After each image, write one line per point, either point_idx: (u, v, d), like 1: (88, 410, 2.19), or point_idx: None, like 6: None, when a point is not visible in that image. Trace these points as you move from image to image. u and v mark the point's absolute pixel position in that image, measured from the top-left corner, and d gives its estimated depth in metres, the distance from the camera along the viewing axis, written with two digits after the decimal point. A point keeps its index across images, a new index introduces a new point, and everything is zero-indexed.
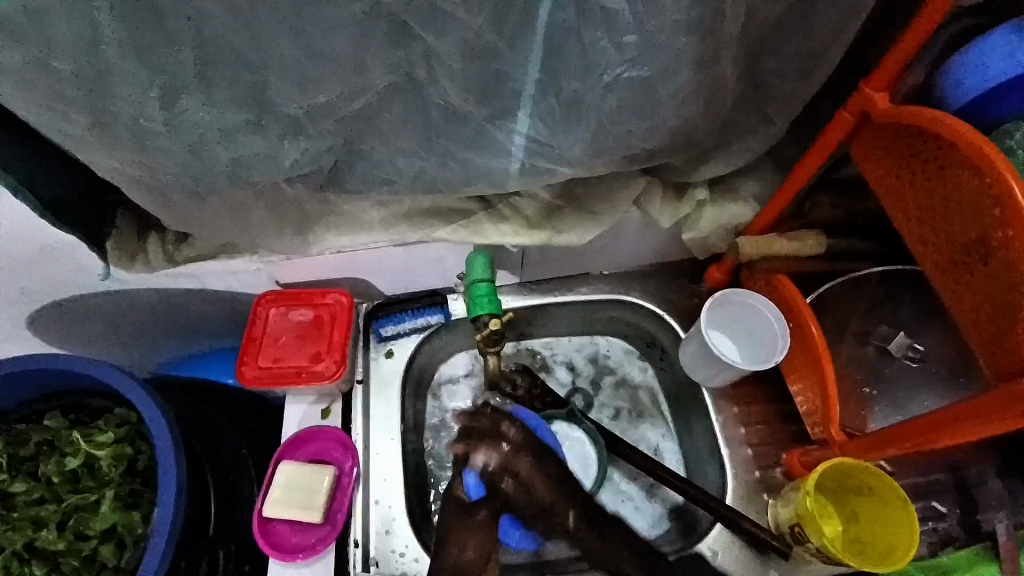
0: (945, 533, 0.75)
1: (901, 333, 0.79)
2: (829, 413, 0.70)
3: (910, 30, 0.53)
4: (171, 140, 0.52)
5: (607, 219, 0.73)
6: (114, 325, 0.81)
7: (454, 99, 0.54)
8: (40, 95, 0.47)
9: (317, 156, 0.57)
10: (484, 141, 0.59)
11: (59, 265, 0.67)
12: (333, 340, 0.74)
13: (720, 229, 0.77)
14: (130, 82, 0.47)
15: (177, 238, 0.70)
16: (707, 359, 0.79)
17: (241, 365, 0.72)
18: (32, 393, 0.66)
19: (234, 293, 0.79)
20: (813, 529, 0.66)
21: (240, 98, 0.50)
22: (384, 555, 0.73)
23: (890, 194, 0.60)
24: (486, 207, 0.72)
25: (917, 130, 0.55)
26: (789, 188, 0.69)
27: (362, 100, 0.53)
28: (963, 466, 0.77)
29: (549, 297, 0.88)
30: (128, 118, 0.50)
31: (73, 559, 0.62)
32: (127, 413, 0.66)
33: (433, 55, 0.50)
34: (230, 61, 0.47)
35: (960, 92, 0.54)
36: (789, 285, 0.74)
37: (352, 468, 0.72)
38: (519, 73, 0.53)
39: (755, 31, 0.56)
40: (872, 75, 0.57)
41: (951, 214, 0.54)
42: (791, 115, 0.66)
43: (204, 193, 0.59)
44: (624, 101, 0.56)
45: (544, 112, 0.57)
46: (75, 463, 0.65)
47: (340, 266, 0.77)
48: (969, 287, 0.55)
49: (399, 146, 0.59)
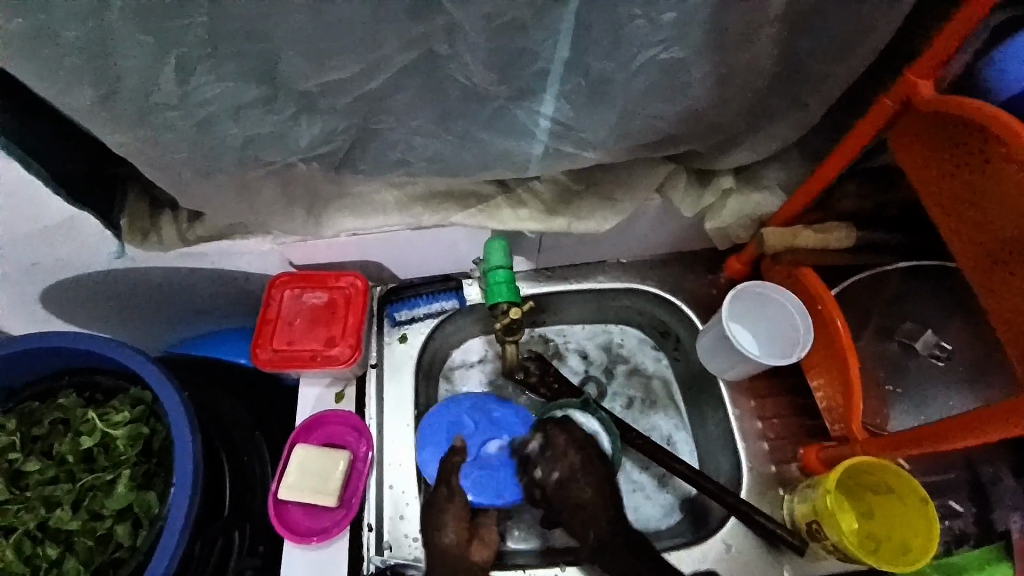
0: (960, 531, 0.73)
1: (927, 331, 0.78)
2: (851, 409, 0.69)
3: (957, 18, 0.50)
4: (184, 116, 0.51)
5: (629, 206, 0.72)
6: (124, 303, 0.80)
7: (478, 77, 0.52)
8: (47, 66, 0.46)
9: (333, 135, 0.56)
10: (505, 122, 0.57)
11: (69, 242, 0.66)
12: (347, 324, 0.73)
13: (744, 220, 0.75)
14: (146, 55, 0.46)
15: (190, 216, 0.68)
16: (725, 351, 0.77)
17: (255, 348, 0.71)
18: (51, 368, 0.67)
19: (247, 274, 0.78)
20: (831, 526, 0.66)
21: (260, 73, 0.49)
22: (397, 540, 0.72)
23: (928, 188, 0.58)
24: (505, 191, 0.70)
25: (963, 121, 0.52)
26: (818, 180, 0.67)
27: (382, 78, 0.51)
28: (981, 464, 0.76)
29: (564, 284, 0.87)
30: (143, 93, 0.48)
31: (87, 539, 0.62)
32: (142, 392, 0.66)
33: (457, 29, 0.48)
34: (245, 31, 0.45)
35: (1006, 83, 0.52)
36: (812, 277, 0.72)
37: (367, 453, 0.72)
38: (547, 52, 0.51)
39: (794, 12, 0.53)
40: (917, 62, 0.55)
41: (994, 212, 0.52)
42: (825, 101, 0.63)
43: (215, 171, 0.57)
44: (656, 82, 0.54)
45: (571, 94, 0.55)
46: (89, 443, 0.65)
47: (354, 249, 0.75)
48: (1007, 287, 0.53)
49: (417, 125, 0.57)
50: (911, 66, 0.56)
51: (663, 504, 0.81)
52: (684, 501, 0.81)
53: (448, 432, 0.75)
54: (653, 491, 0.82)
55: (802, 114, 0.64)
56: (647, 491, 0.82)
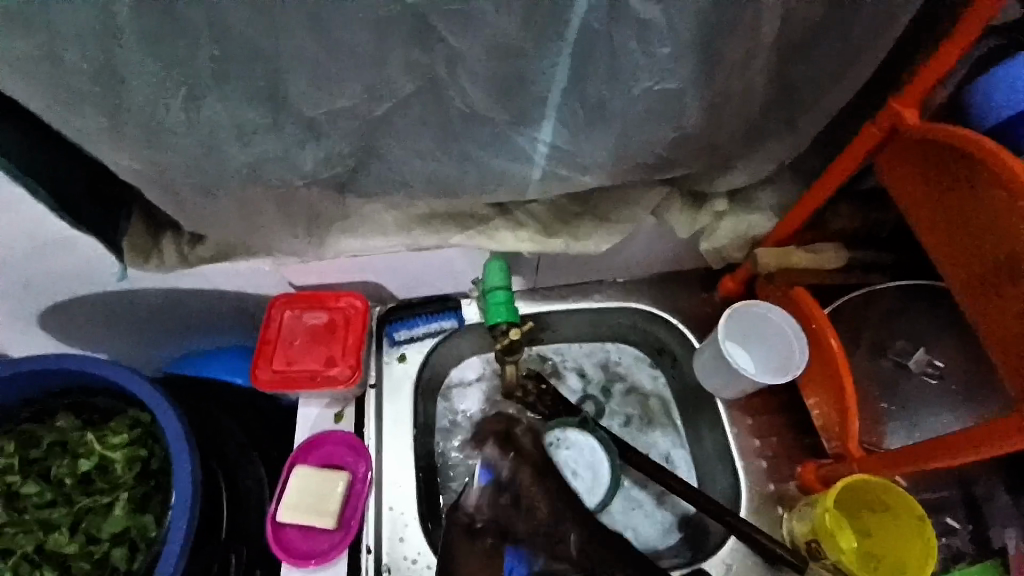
0: (957, 548, 0.73)
1: (920, 351, 0.79)
2: (846, 428, 0.70)
3: (941, 52, 0.52)
4: (189, 138, 0.52)
5: (626, 227, 0.73)
6: (122, 322, 0.80)
7: (478, 103, 0.54)
8: (57, 89, 0.47)
9: (335, 158, 0.57)
10: (504, 145, 0.58)
11: (70, 260, 0.66)
12: (346, 344, 0.73)
13: (738, 240, 0.77)
14: (154, 80, 0.47)
15: (192, 239, 0.69)
16: (721, 369, 0.78)
17: (255, 368, 0.71)
18: (41, 391, 0.66)
19: (247, 293, 0.78)
20: (830, 546, 0.66)
21: (267, 98, 0.50)
22: (396, 561, 0.72)
23: (917, 211, 0.60)
24: (503, 213, 0.71)
25: (950, 146, 0.53)
26: (810, 202, 0.68)
27: (385, 103, 0.52)
28: (976, 480, 0.76)
29: (561, 303, 0.88)
30: (150, 115, 0.49)
31: (84, 562, 0.62)
32: (139, 414, 0.66)
33: (458, 58, 0.49)
34: (251, 57, 0.47)
35: (990, 110, 0.54)
36: (806, 297, 0.72)
37: (366, 473, 0.72)
38: (546, 79, 0.52)
39: (783, 40, 0.55)
40: (903, 91, 0.57)
41: (984, 235, 0.53)
42: (815, 124, 0.65)
43: (217, 191, 0.58)
44: (651, 109, 0.56)
45: (568, 118, 0.56)
46: (88, 465, 0.65)
47: (354, 269, 0.76)
48: (997, 307, 0.54)
49: (416, 148, 0.58)
50: (896, 94, 0.58)
51: (661, 522, 0.81)
52: (682, 519, 0.81)
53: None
54: (651, 509, 0.82)
55: (794, 139, 0.66)
56: (646, 508, 0.82)
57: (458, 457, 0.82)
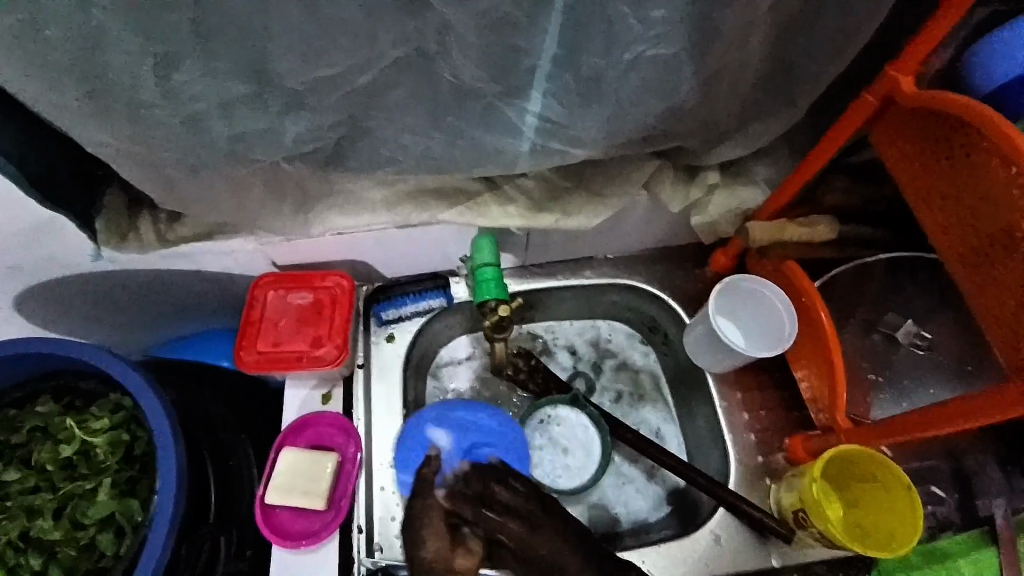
0: (944, 519, 0.75)
1: (909, 322, 0.79)
2: (835, 400, 0.70)
3: (940, 17, 0.51)
4: (165, 113, 0.49)
5: (618, 202, 0.71)
6: (103, 305, 0.78)
7: (467, 74, 0.51)
8: (21, 61, 0.44)
9: (320, 133, 0.55)
10: (494, 119, 0.57)
11: (46, 244, 0.64)
12: (333, 324, 0.71)
13: (731, 215, 0.75)
14: (125, 51, 0.44)
15: (170, 217, 0.67)
16: (713, 344, 0.78)
17: (241, 350, 0.70)
18: (20, 374, 0.65)
19: (232, 274, 0.76)
20: (817, 515, 0.67)
21: (246, 69, 0.47)
22: (388, 540, 0.72)
23: (912, 182, 0.59)
24: (492, 188, 0.69)
25: (947, 115, 0.52)
26: (801, 175, 0.67)
27: (370, 74, 0.50)
28: (962, 452, 0.77)
29: (552, 280, 0.87)
30: (124, 89, 0.47)
31: (70, 548, 0.61)
32: (122, 398, 0.64)
33: (447, 27, 0.47)
34: (228, 27, 0.44)
35: (987, 78, 0.53)
36: (801, 273, 0.72)
37: (355, 454, 0.71)
38: (538, 50, 0.50)
39: (783, 8, 0.54)
40: (899, 59, 0.55)
41: (977, 205, 0.53)
42: (812, 96, 0.64)
43: (197, 169, 0.56)
44: (648, 80, 0.54)
45: (561, 91, 0.54)
46: (70, 451, 0.63)
47: (341, 249, 0.75)
48: (991, 278, 0.54)
49: (404, 122, 0.56)
50: (892, 62, 0.56)
51: (651, 496, 0.82)
52: (672, 493, 0.82)
53: (468, 445, 0.74)
54: (642, 485, 0.82)
55: (791, 110, 0.65)
56: (636, 483, 0.82)
57: None
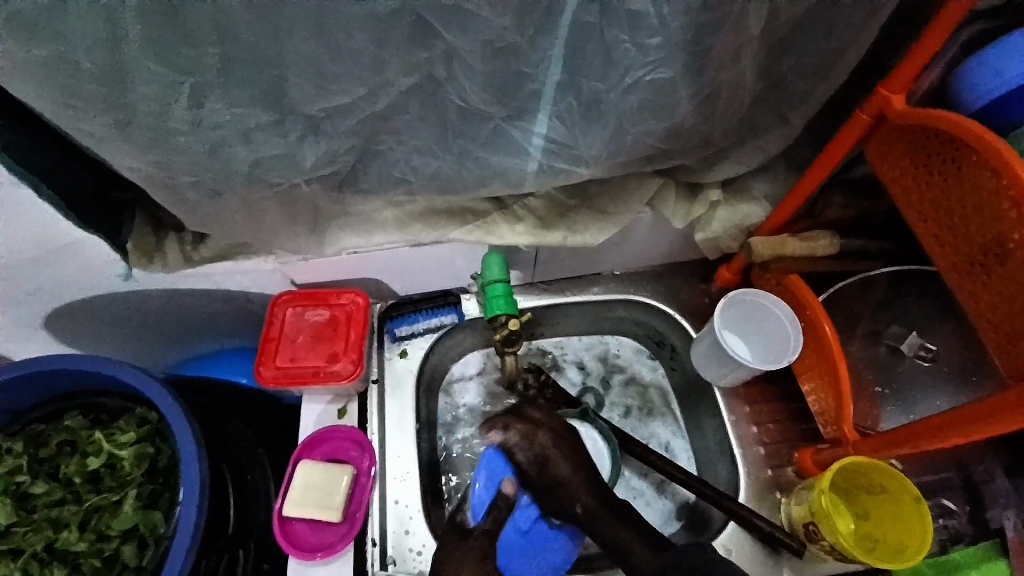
0: (955, 531, 0.75)
1: (912, 334, 0.80)
2: (842, 412, 0.71)
3: (925, 38, 0.53)
4: (194, 140, 0.53)
5: (622, 219, 0.74)
6: (127, 325, 0.81)
7: (474, 99, 0.54)
8: (63, 94, 0.48)
9: (336, 156, 0.58)
10: (501, 140, 0.60)
11: (77, 264, 0.67)
12: (349, 340, 0.74)
13: (734, 230, 0.78)
14: (160, 84, 0.48)
15: (194, 238, 0.70)
16: (719, 358, 0.79)
17: (259, 365, 0.72)
18: (42, 394, 0.68)
19: (249, 293, 0.79)
20: (828, 527, 0.67)
21: (269, 97, 0.51)
22: (401, 554, 0.73)
23: (906, 195, 0.61)
24: (500, 207, 0.72)
25: (936, 130, 0.55)
26: (802, 189, 0.69)
27: (384, 101, 0.53)
28: (972, 463, 0.77)
29: (559, 297, 0.89)
30: (157, 118, 0.50)
31: (94, 559, 0.63)
32: (147, 412, 0.67)
33: (456, 55, 0.50)
34: (253, 59, 0.48)
35: (977, 94, 0.55)
36: (801, 284, 0.75)
37: (369, 468, 0.73)
38: (541, 73, 0.53)
39: (773, 31, 0.56)
40: (889, 77, 0.57)
41: (968, 216, 0.55)
42: (807, 115, 0.66)
43: (220, 191, 0.59)
44: (646, 100, 0.57)
45: (564, 113, 0.57)
46: (96, 463, 0.65)
47: (355, 267, 0.77)
48: (986, 287, 0.55)
49: (415, 144, 0.59)
50: (882, 81, 0.59)
51: (661, 511, 0.82)
52: (682, 506, 0.82)
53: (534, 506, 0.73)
54: (652, 498, 0.83)
55: (786, 127, 0.67)
56: (646, 497, 0.83)
57: (460, 452, 0.84)
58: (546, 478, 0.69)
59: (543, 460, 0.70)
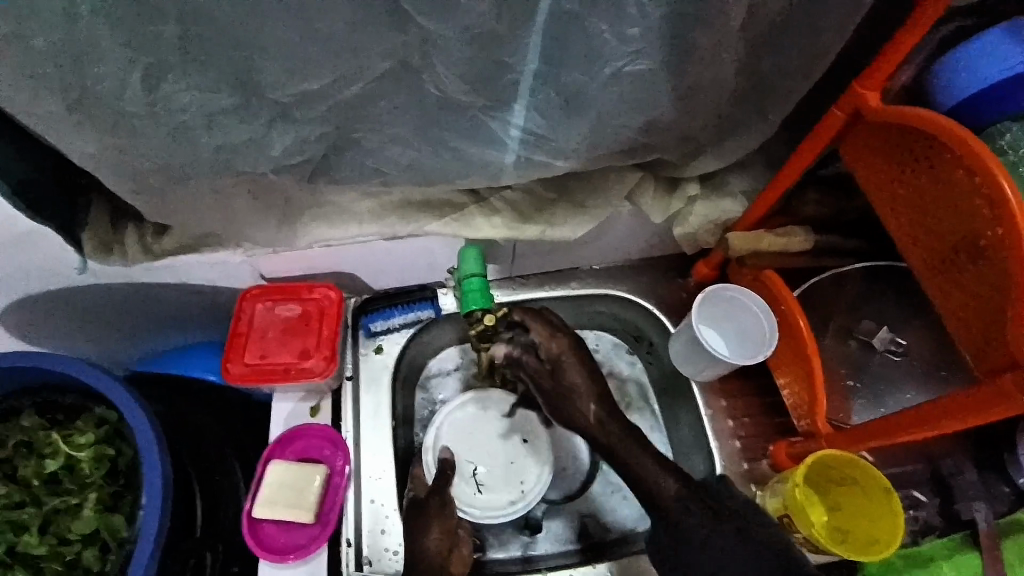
0: (925, 521, 0.76)
1: (884, 329, 0.81)
2: (816, 406, 0.72)
3: (901, 35, 0.53)
4: (154, 126, 0.50)
5: (600, 213, 0.73)
6: (87, 318, 0.77)
7: (451, 88, 0.53)
8: (12, 75, 0.45)
9: (307, 145, 0.56)
10: (478, 131, 0.58)
11: (32, 257, 0.64)
12: (321, 335, 0.72)
13: (710, 226, 0.78)
14: (118, 67, 0.45)
15: (157, 229, 0.67)
16: (696, 352, 0.79)
17: (227, 362, 0.70)
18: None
19: (218, 287, 0.76)
20: (801, 520, 0.67)
21: (234, 83, 0.48)
22: (377, 554, 0.72)
23: (880, 192, 0.61)
24: (477, 200, 0.71)
25: (911, 128, 0.55)
26: (779, 185, 0.69)
27: (356, 88, 0.51)
28: (940, 455, 0.79)
29: (538, 291, 0.88)
30: (114, 102, 0.48)
31: (57, 563, 0.61)
32: (106, 412, 0.63)
33: (432, 42, 0.48)
34: (215, 40, 0.45)
35: (951, 92, 0.55)
36: (778, 280, 0.74)
37: (343, 467, 0.71)
38: (520, 63, 0.52)
39: (754, 26, 0.56)
40: (865, 75, 0.58)
41: (941, 213, 0.55)
42: (784, 111, 0.66)
43: (186, 179, 0.56)
44: (625, 92, 0.56)
45: (542, 104, 0.56)
46: (54, 465, 0.63)
47: (329, 261, 0.75)
48: (957, 283, 0.56)
49: (390, 134, 0.57)
50: (859, 78, 0.59)
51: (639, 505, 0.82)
52: None
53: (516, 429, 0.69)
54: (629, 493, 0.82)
55: (765, 123, 0.67)
56: (624, 491, 0.82)
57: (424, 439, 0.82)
58: (560, 384, 0.73)
59: (555, 367, 0.73)
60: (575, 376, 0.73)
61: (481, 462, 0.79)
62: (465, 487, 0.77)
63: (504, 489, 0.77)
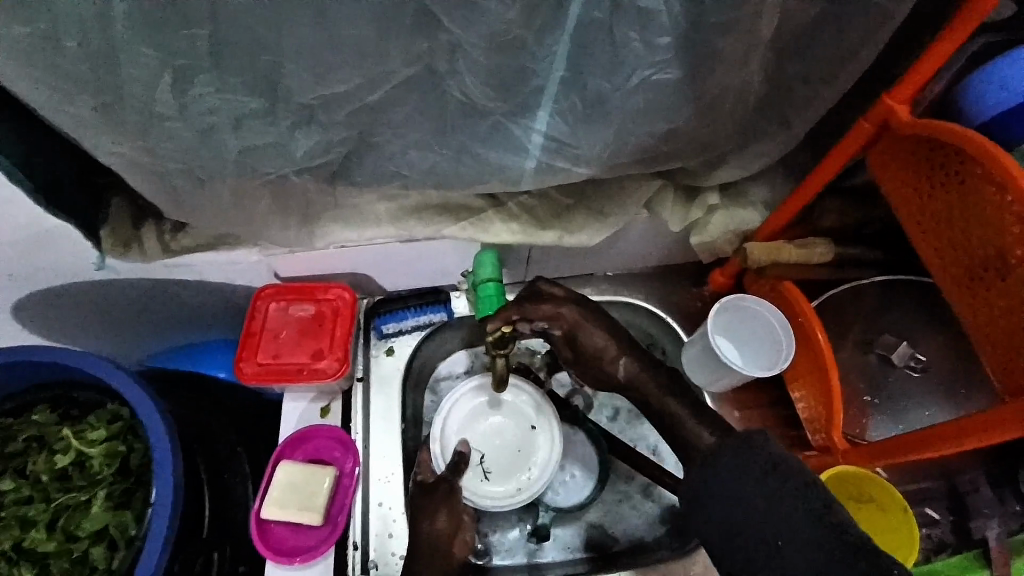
0: (938, 540, 0.75)
1: (903, 343, 0.80)
2: (833, 421, 0.71)
3: (933, 48, 0.52)
4: (177, 126, 0.50)
5: (619, 221, 0.73)
6: (101, 314, 0.77)
7: (474, 92, 0.52)
8: (37, 74, 0.44)
9: (329, 148, 0.55)
10: (500, 137, 0.57)
11: (50, 255, 0.64)
12: (335, 337, 0.71)
13: (729, 235, 0.77)
14: (144, 67, 0.45)
15: (175, 227, 0.66)
16: (710, 363, 0.78)
17: (240, 362, 0.70)
18: (5, 390, 0.64)
19: (233, 285, 0.76)
20: None
21: (259, 85, 0.48)
22: (384, 557, 0.71)
23: (906, 206, 0.60)
24: (495, 204, 0.70)
25: (941, 142, 0.54)
26: (802, 196, 0.68)
27: (380, 91, 0.51)
28: (955, 472, 0.78)
29: None
30: (139, 102, 0.47)
31: (63, 561, 0.60)
32: (120, 408, 0.63)
33: (458, 47, 0.48)
34: (241, 43, 0.45)
35: (981, 107, 0.54)
36: (795, 291, 0.74)
37: (353, 468, 0.70)
38: (546, 70, 0.51)
39: (783, 37, 0.55)
40: (895, 87, 0.56)
41: (970, 229, 0.54)
42: (809, 121, 0.65)
43: (205, 180, 0.56)
44: (651, 100, 0.55)
45: (567, 111, 0.55)
46: (65, 461, 0.62)
47: (343, 262, 0.75)
48: (984, 301, 0.55)
49: (411, 137, 0.57)
50: (888, 90, 0.58)
51: (648, 514, 0.81)
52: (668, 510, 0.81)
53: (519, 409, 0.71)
54: (639, 501, 0.82)
55: (788, 132, 0.66)
56: (634, 500, 0.82)
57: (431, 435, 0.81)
58: (581, 352, 0.70)
59: (574, 335, 0.69)
60: (596, 337, 0.69)
61: (489, 453, 0.79)
62: (472, 475, 0.77)
63: (508, 480, 0.77)
